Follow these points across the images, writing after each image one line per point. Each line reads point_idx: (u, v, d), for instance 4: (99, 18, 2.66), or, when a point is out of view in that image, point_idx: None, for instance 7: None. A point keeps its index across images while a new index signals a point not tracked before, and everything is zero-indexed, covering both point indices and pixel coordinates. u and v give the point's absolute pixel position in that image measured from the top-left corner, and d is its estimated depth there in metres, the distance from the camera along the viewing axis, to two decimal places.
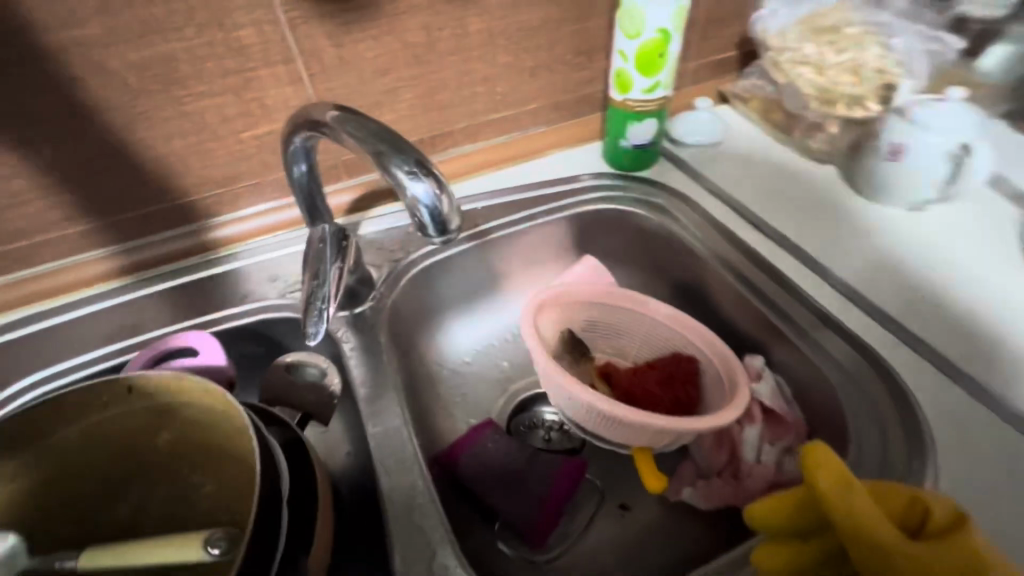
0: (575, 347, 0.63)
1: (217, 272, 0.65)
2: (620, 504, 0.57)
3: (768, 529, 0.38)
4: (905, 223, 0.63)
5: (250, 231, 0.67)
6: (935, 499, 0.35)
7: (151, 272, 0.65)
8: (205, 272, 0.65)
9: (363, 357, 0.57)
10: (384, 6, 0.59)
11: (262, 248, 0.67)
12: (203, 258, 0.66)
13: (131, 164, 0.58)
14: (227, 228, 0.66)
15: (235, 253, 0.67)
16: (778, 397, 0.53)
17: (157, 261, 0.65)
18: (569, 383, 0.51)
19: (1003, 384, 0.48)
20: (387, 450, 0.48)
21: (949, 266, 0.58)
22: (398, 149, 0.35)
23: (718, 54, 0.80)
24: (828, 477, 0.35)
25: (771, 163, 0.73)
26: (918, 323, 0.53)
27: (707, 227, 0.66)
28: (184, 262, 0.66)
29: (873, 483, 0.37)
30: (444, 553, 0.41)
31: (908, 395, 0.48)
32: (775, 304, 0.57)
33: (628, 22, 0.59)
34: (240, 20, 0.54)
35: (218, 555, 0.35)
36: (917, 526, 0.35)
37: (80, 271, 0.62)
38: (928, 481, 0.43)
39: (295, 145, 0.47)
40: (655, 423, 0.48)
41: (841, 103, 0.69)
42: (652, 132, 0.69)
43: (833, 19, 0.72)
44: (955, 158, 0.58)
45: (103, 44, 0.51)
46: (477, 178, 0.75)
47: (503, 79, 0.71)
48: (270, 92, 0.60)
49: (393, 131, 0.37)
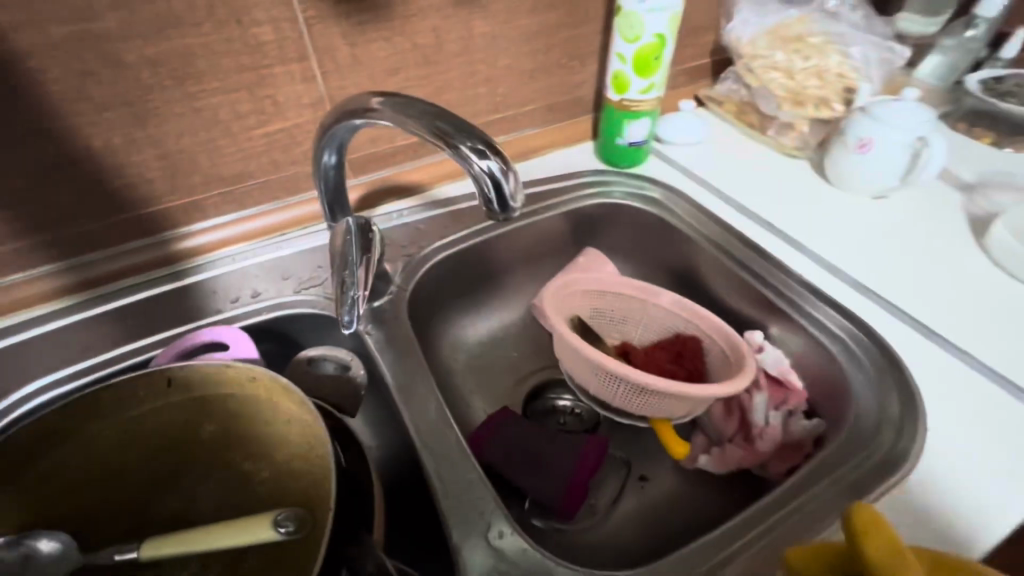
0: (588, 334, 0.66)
1: (187, 283, 0.62)
2: (640, 476, 0.60)
3: None
4: (872, 209, 0.71)
5: (226, 240, 0.65)
6: None
7: (110, 288, 0.61)
8: (171, 284, 0.62)
9: (387, 349, 0.58)
10: (397, 8, 0.61)
11: (233, 258, 0.65)
12: (169, 270, 0.63)
13: (139, 161, 0.57)
14: (197, 238, 0.63)
15: (204, 264, 0.64)
16: (779, 367, 0.58)
17: (114, 275, 0.61)
18: (591, 354, 0.55)
19: (969, 340, 0.55)
20: (428, 432, 0.49)
21: (912, 244, 0.66)
22: (463, 130, 0.39)
23: (695, 60, 0.86)
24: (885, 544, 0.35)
25: (749, 160, 0.80)
26: (893, 294, 0.60)
27: (701, 217, 0.71)
28: (151, 274, 0.63)
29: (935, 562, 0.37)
30: (498, 521, 0.44)
31: (895, 355, 0.54)
32: (770, 283, 0.63)
33: (626, 27, 0.64)
34: (258, 17, 0.55)
35: (288, 534, 0.36)
36: None
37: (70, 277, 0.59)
38: (919, 426, 0.48)
39: (330, 134, 0.48)
40: (677, 388, 0.52)
41: (811, 104, 0.76)
42: (646, 131, 0.74)
43: (798, 30, 0.80)
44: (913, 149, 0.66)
45: (119, 37, 0.50)
46: None
47: (504, 80, 0.74)
48: (283, 90, 0.60)
49: (453, 114, 0.40)
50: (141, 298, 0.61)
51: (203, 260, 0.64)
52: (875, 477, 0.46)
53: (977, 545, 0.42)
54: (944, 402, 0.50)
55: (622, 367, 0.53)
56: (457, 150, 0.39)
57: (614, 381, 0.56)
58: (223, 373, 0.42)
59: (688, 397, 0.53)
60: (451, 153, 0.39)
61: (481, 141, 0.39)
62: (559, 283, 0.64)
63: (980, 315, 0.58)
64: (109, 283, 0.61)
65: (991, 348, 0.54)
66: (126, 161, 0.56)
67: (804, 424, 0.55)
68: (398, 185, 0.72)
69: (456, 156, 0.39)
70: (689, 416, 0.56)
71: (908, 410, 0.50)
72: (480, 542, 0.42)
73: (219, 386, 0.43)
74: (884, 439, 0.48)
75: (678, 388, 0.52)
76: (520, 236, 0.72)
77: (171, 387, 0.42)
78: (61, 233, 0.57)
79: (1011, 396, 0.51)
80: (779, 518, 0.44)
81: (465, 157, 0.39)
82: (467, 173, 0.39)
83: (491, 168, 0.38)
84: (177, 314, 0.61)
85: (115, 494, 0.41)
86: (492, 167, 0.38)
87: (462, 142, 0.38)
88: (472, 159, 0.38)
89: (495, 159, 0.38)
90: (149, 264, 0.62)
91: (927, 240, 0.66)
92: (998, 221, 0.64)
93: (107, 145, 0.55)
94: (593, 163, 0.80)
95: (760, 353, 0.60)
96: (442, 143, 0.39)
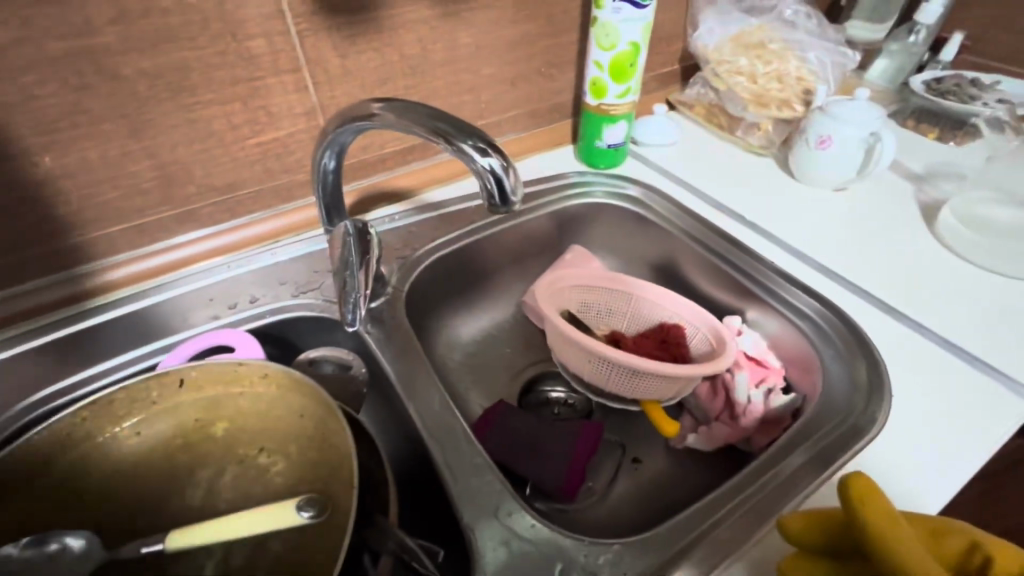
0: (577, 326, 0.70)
1: (129, 312, 0.61)
2: (633, 458, 0.63)
3: (804, 544, 0.40)
4: (834, 201, 0.76)
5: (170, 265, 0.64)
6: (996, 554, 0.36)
7: (43, 320, 0.58)
8: (105, 313, 0.60)
9: (387, 347, 0.59)
10: (385, 21, 0.64)
11: (175, 282, 0.63)
12: (106, 300, 0.61)
13: (133, 173, 0.58)
14: (132, 266, 0.62)
15: (144, 291, 0.62)
16: (758, 348, 0.63)
17: (45, 308, 0.58)
18: (587, 342, 0.58)
19: (927, 316, 0.60)
20: (433, 422, 0.51)
21: (872, 230, 0.71)
22: (465, 131, 0.42)
23: (665, 67, 0.91)
24: (877, 508, 0.38)
25: (720, 158, 0.85)
26: (857, 276, 0.65)
27: (679, 213, 0.75)
28: (89, 304, 0.60)
29: (932, 529, 0.39)
30: (507, 501, 0.46)
31: (861, 331, 0.58)
32: (746, 271, 0.67)
33: (603, 36, 0.67)
34: (252, 31, 0.57)
35: (310, 518, 0.38)
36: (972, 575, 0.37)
37: (30, 299, 0.57)
38: (886, 393, 0.53)
39: (330, 140, 0.50)
40: (667, 370, 0.55)
41: (773, 105, 0.82)
42: (623, 134, 0.78)
43: (758, 37, 0.86)
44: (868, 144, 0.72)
45: (116, 52, 0.52)
46: (461, 182, 0.79)
47: (487, 88, 0.77)
48: (276, 100, 0.62)
49: (454, 115, 0.43)
50: (78, 329, 0.59)
51: (139, 289, 0.62)
52: (849, 439, 0.50)
53: (944, 496, 0.46)
54: (908, 372, 0.55)
55: (615, 353, 0.57)
56: (459, 148, 0.42)
57: (607, 367, 0.59)
58: (235, 372, 0.43)
59: (676, 377, 0.56)
60: (453, 152, 0.42)
61: (482, 141, 0.42)
62: (547, 282, 0.68)
63: (935, 292, 0.63)
64: (83, 301, 0.60)
65: (945, 321, 0.60)
66: (121, 173, 0.57)
67: (782, 399, 0.59)
68: (388, 191, 0.75)
69: (460, 155, 0.42)
70: (676, 396, 0.61)
71: (875, 378, 0.54)
72: (492, 522, 0.45)
73: (229, 385, 0.44)
74: (856, 405, 0.52)
75: (669, 370, 0.56)
76: (511, 238, 0.76)
77: (182, 387, 0.44)
78: (53, 246, 0.57)
79: (966, 363, 0.56)
80: (770, 481, 0.47)
81: (468, 156, 0.42)
82: (469, 170, 0.42)
83: (492, 165, 0.41)
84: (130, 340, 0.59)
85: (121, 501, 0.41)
86: (493, 165, 0.41)
87: (464, 142, 0.41)
88: (474, 157, 0.41)
89: (496, 156, 0.41)
90: (85, 293, 0.60)
91: (885, 226, 0.72)
92: (944, 208, 0.71)
93: (102, 157, 0.56)
94: (574, 165, 0.84)
95: (738, 336, 0.64)
96: (445, 143, 0.42)
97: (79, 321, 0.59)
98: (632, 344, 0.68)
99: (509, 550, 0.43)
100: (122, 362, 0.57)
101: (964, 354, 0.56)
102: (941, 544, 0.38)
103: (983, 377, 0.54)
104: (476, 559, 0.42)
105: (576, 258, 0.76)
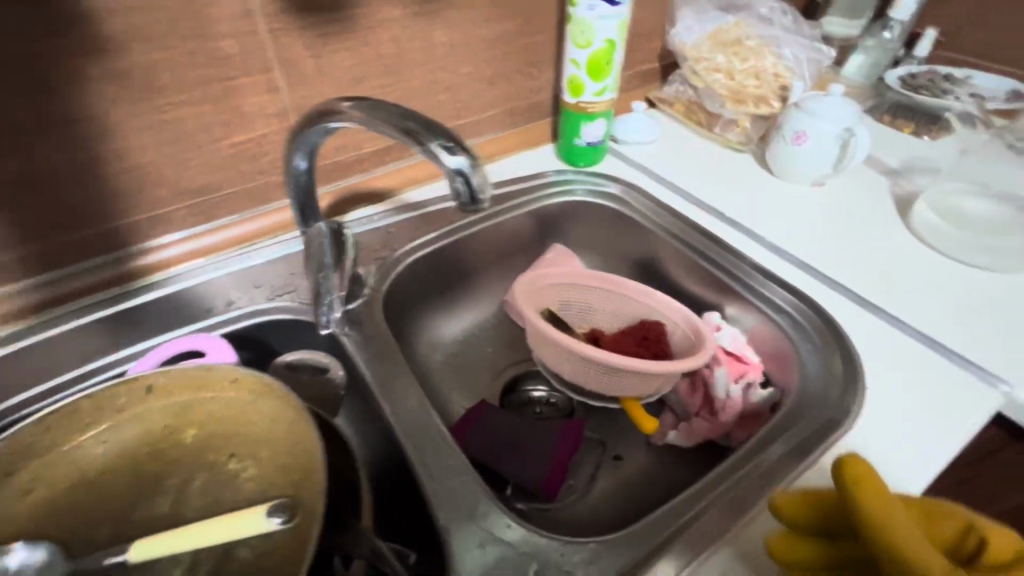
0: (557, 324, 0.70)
1: (102, 315, 0.60)
2: (615, 456, 0.63)
3: (796, 524, 0.41)
4: (811, 196, 0.77)
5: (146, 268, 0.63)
6: (994, 538, 0.36)
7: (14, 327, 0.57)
8: (81, 318, 0.59)
9: (364, 349, 0.59)
10: (359, 20, 0.63)
11: (151, 285, 0.63)
12: (79, 305, 0.60)
13: (103, 177, 0.57)
14: (108, 269, 0.60)
15: (120, 294, 0.61)
16: (738, 343, 0.63)
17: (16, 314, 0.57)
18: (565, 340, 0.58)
19: (903, 309, 0.61)
20: (410, 424, 0.51)
21: (848, 224, 0.72)
22: (434, 130, 0.41)
23: (644, 64, 0.92)
24: (872, 491, 0.38)
25: (700, 155, 0.85)
26: (835, 271, 0.65)
27: (658, 210, 0.75)
28: (61, 309, 0.59)
29: (928, 512, 0.39)
30: (484, 502, 0.46)
31: (837, 325, 0.59)
32: (725, 267, 0.67)
33: (578, 34, 0.67)
34: (221, 31, 0.56)
35: (281, 524, 0.37)
36: (967, 557, 0.36)
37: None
38: (860, 386, 0.53)
39: (301, 141, 0.50)
40: (645, 367, 0.55)
41: (750, 101, 0.82)
42: (602, 132, 0.78)
43: (735, 34, 0.86)
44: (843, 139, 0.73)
45: (80, 53, 0.51)
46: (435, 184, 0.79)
47: (465, 87, 0.76)
48: (249, 101, 0.61)
49: (423, 113, 0.43)
50: (50, 335, 0.57)
51: (113, 293, 0.61)
52: (825, 432, 0.50)
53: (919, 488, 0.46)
54: (884, 366, 0.55)
55: (593, 351, 0.57)
56: (428, 148, 0.41)
57: (586, 365, 0.59)
58: (205, 377, 0.43)
59: (655, 374, 0.56)
60: (422, 152, 0.41)
61: (451, 140, 0.41)
62: (525, 280, 0.68)
63: (910, 284, 0.64)
64: (54, 306, 0.59)
65: (920, 314, 0.60)
66: (90, 176, 0.56)
67: (761, 393, 0.59)
68: (366, 191, 0.74)
69: (428, 155, 0.41)
70: (656, 392, 0.61)
71: (850, 371, 0.55)
72: (469, 523, 0.44)
73: (200, 390, 0.44)
74: (831, 398, 0.53)
75: (648, 367, 0.56)
76: (492, 237, 0.75)
77: (151, 394, 0.43)
78: (20, 252, 0.56)
79: (942, 356, 0.56)
80: (746, 475, 0.48)
81: (437, 155, 0.41)
82: (438, 171, 0.41)
83: (461, 165, 0.41)
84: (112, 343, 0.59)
85: (90, 510, 0.40)
86: (462, 165, 0.41)
87: (433, 141, 0.41)
88: (443, 156, 0.41)
89: (464, 156, 0.41)
90: (56, 299, 0.58)
91: (862, 220, 0.72)
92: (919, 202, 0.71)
93: (70, 160, 0.54)
94: (555, 164, 0.84)
95: (717, 331, 0.64)
96: (413, 142, 0.42)
97: (51, 326, 0.58)
98: (612, 342, 0.68)
99: (484, 553, 0.43)
100: (93, 369, 0.56)
101: (939, 346, 0.57)
102: (936, 528, 0.38)
103: (959, 369, 0.55)
104: (450, 564, 0.42)
105: (557, 257, 0.76)
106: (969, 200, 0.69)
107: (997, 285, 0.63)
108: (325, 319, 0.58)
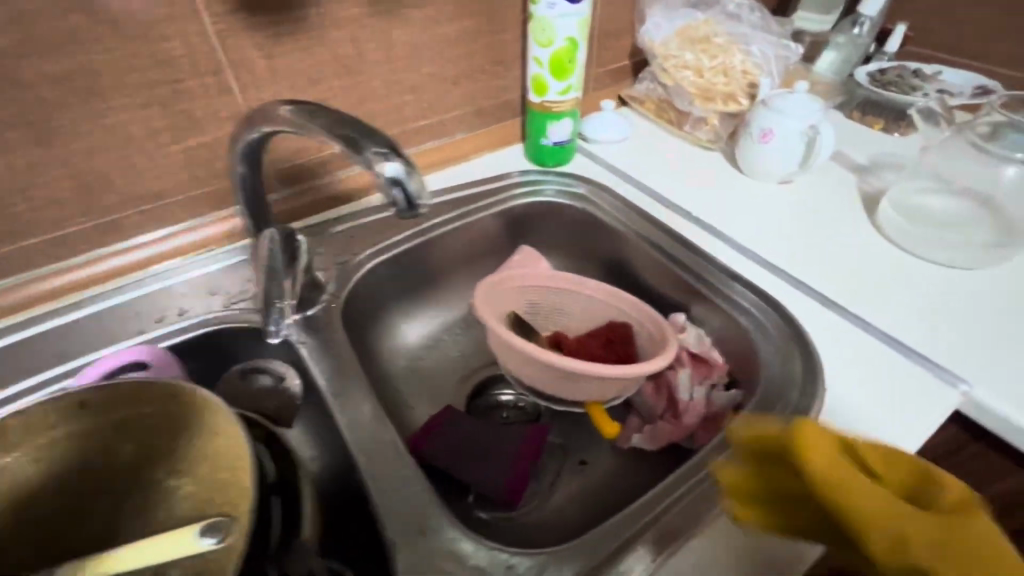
0: (523, 327, 0.68)
1: (53, 326, 0.59)
2: (580, 460, 0.62)
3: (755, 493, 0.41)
4: (778, 194, 0.76)
5: (102, 276, 0.62)
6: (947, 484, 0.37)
7: None
8: (32, 328, 0.58)
9: (320, 357, 0.57)
10: (313, 20, 0.62)
11: (105, 294, 0.62)
12: (29, 315, 0.59)
13: (44, 184, 0.55)
14: (59, 278, 0.59)
15: (72, 304, 0.60)
16: (702, 344, 0.62)
17: None
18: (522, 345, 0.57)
19: (868, 309, 0.60)
20: (362, 436, 0.50)
21: (815, 223, 0.71)
22: (369, 136, 0.40)
23: (614, 62, 0.91)
24: (822, 456, 0.38)
25: (670, 154, 0.84)
26: (800, 270, 0.65)
27: (625, 209, 0.75)
28: (10, 320, 0.58)
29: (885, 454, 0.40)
30: (434, 518, 0.45)
31: (800, 326, 0.58)
32: (689, 268, 0.67)
33: (540, 32, 0.66)
34: (165, 32, 0.54)
35: (216, 545, 0.36)
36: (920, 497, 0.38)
37: None
38: (820, 388, 0.52)
39: (242, 146, 0.49)
40: (605, 372, 0.54)
41: (719, 99, 0.81)
42: (569, 131, 0.77)
43: (704, 31, 0.85)
44: (809, 137, 0.72)
45: (13, 55, 0.49)
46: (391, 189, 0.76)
47: (429, 87, 0.75)
48: (199, 104, 0.59)
49: (357, 119, 0.42)
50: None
51: (65, 302, 0.60)
52: None
53: None
54: (843, 366, 0.55)
55: (553, 357, 0.56)
56: (362, 155, 0.40)
57: (546, 370, 0.58)
58: (142, 393, 0.42)
59: (619, 379, 0.55)
60: (356, 159, 0.40)
61: (386, 146, 0.40)
62: (492, 282, 0.66)
63: (874, 283, 0.63)
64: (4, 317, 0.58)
65: (883, 314, 0.60)
66: (31, 183, 0.54)
67: (725, 396, 0.58)
68: (328, 194, 0.72)
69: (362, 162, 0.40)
70: (625, 394, 0.60)
71: (809, 371, 0.54)
72: (417, 541, 0.43)
73: (138, 405, 0.42)
74: (791, 399, 0.52)
75: (612, 372, 0.55)
76: (457, 240, 0.74)
77: (86, 409, 0.41)
78: None
79: (902, 355, 0.56)
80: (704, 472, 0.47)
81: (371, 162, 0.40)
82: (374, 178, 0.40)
83: (396, 172, 0.40)
84: (60, 354, 0.57)
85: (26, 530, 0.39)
86: (397, 170, 0.40)
87: (367, 148, 0.40)
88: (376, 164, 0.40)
89: (399, 161, 0.40)
90: (5, 310, 0.57)
91: (828, 218, 0.72)
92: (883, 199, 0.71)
93: (8, 167, 0.53)
94: (522, 164, 0.82)
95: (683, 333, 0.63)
96: (348, 150, 0.40)
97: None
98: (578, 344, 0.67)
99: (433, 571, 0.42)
100: (38, 381, 0.54)
101: (899, 346, 0.56)
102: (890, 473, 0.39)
103: (918, 368, 0.54)
104: None
105: (522, 259, 0.74)
106: (933, 200, 0.68)
107: (959, 282, 0.63)
108: (275, 327, 0.58)
